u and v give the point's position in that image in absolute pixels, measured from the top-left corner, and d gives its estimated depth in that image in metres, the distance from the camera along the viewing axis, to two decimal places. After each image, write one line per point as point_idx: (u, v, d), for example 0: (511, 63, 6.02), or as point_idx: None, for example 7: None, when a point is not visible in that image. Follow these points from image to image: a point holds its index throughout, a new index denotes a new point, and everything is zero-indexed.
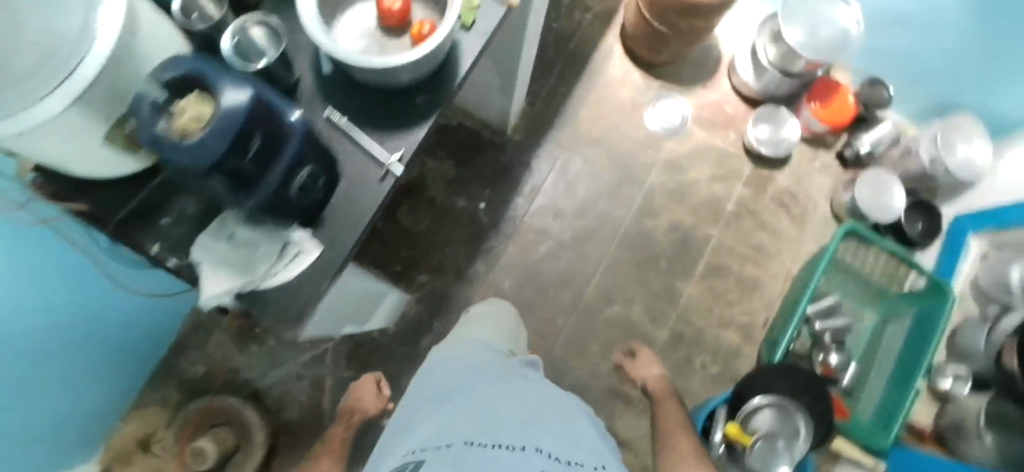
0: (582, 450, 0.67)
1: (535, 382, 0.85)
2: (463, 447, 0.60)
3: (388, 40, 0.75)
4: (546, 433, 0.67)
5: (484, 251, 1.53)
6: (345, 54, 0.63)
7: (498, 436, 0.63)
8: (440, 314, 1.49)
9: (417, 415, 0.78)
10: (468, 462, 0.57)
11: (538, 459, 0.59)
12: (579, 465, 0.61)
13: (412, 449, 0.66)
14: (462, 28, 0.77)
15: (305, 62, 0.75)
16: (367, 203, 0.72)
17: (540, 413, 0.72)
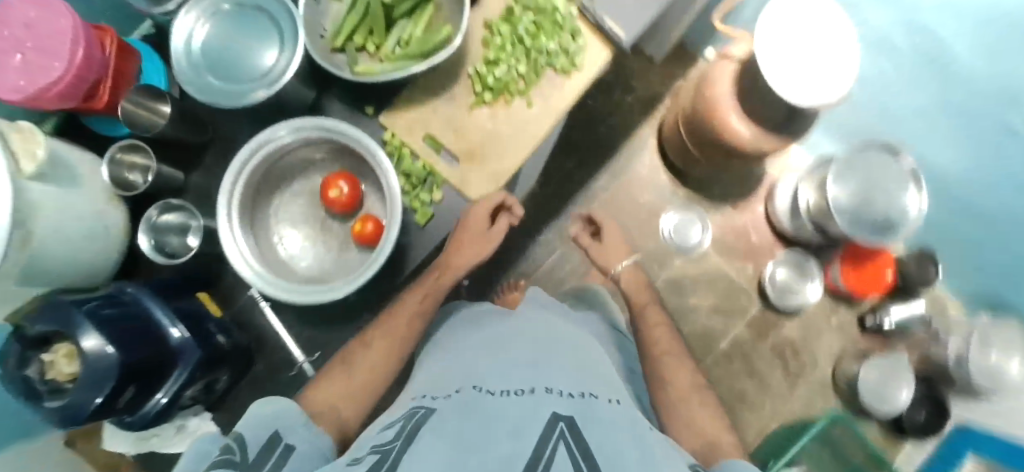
0: (596, 381, 0.51)
1: (566, 325, 0.70)
2: (475, 395, 0.44)
3: (331, 223, 0.70)
4: (564, 369, 0.51)
5: None
6: (265, 286, 0.58)
7: (513, 382, 0.47)
8: None
9: (427, 362, 0.64)
10: (474, 412, 0.40)
11: (557, 399, 0.42)
12: (594, 397, 0.45)
13: (419, 398, 0.50)
14: (417, 225, 0.71)
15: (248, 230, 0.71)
16: (274, 390, 0.77)
17: (563, 353, 0.56)
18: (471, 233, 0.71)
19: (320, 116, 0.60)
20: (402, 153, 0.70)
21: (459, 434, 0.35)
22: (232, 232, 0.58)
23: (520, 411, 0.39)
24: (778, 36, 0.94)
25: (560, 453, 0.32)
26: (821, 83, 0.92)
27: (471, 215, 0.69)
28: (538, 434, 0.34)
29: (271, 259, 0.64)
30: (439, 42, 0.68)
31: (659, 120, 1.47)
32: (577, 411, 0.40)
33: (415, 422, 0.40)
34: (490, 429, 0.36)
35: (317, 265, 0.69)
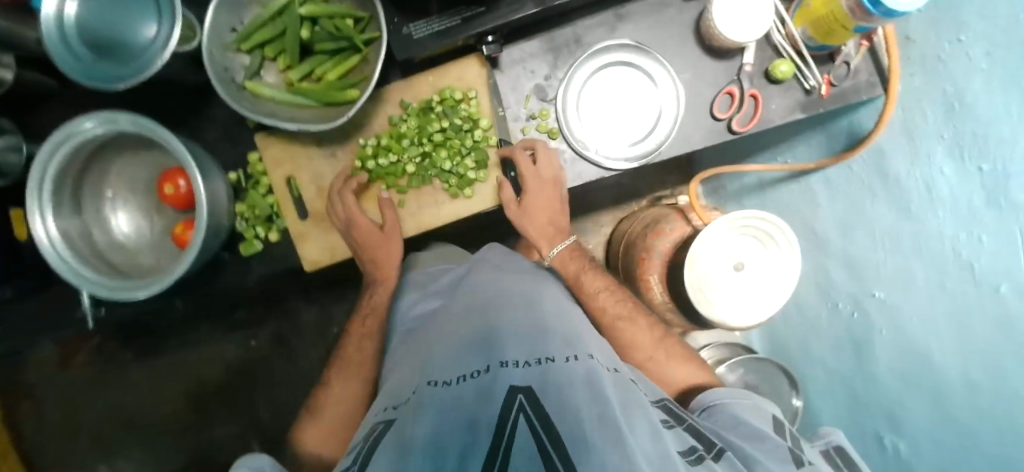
0: (556, 337, 0.54)
1: (539, 281, 0.71)
2: (431, 391, 0.48)
3: (169, 211, 0.70)
4: (519, 332, 0.54)
5: (319, 303, 1.38)
6: (52, 264, 0.58)
7: (470, 365, 0.50)
8: (227, 332, 1.40)
9: (399, 351, 0.67)
10: (429, 409, 0.45)
11: (515, 375, 0.46)
12: (551, 360, 0.49)
13: (379, 409, 0.53)
14: (241, 253, 0.70)
15: (114, 185, 0.68)
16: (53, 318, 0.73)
17: (525, 317, 0.58)
18: (371, 250, 0.64)
19: (150, 118, 0.58)
20: (260, 181, 0.68)
21: (421, 444, 0.41)
22: (38, 213, 0.57)
23: (480, 398, 0.44)
24: (715, 243, 0.91)
25: (519, 436, 0.39)
26: (736, 303, 0.89)
27: (365, 227, 0.63)
28: (499, 417, 0.41)
29: (85, 224, 0.64)
30: (339, 101, 0.63)
31: (623, 216, 1.29)
32: (536, 383, 0.45)
33: (375, 443, 0.46)
34: (456, 433, 0.41)
35: (137, 240, 0.68)
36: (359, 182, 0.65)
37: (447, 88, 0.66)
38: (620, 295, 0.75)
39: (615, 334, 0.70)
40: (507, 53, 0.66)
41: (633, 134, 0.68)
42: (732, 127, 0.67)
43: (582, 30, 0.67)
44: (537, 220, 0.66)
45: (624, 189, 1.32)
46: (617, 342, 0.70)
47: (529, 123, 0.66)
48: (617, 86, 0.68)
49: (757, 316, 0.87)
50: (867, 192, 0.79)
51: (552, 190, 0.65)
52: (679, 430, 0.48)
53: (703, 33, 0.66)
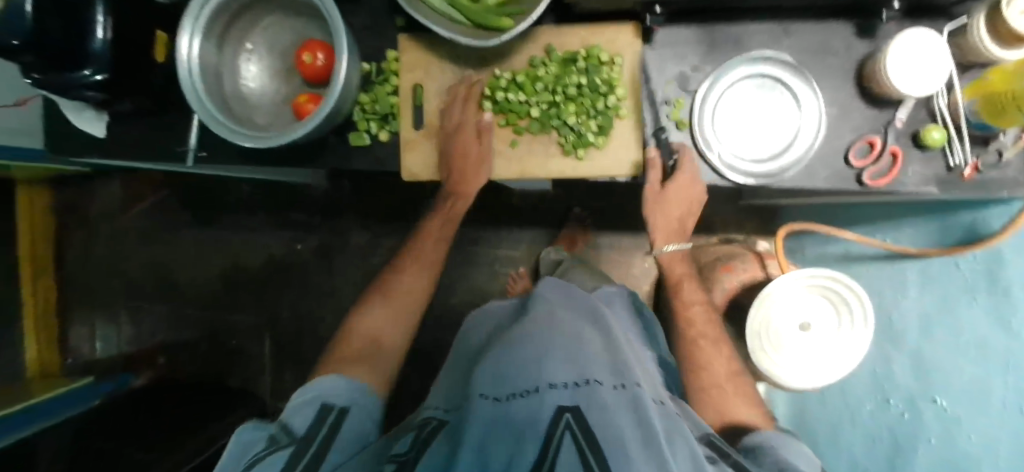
0: (605, 363, 0.58)
1: (601, 318, 0.73)
2: (481, 402, 0.53)
3: (297, 82, 0.71)
4: (569, 350, 0.59)
5: (369, 231, 1.41)
6: (184, 89, 0.60)
7: (520, 381, 0.54)
8: (279, 228, 1.45)
9: (459, 363, 0.77)
10: (477, 416, 0.50)
11: (563, 394, 0.51)
12: (598, 384, 0.53)
13: (435, 407, 0.65)
14: (348, 141, 0.69)
15: (259, 39, 0.70)
16: (157, 146, 0.76)
17: (576, 339, 0.62)
18: (463, 168, 0.67)
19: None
20: (388, 79, 0.69)
21: (472, 443, 0.47)
22: (188, 34, 0.60)
23: (526, 416, 0.49)
24: (783, 301, 0.89)
25: (565, 447, 0.45)
26: (799, 363, 0.88)
27: (465, 143, 0.66)
28: (546, 433, 0.47)
29: (220, 62, 0.66)
30: (491, 26, 0.64)
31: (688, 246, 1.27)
32: (583, 403, 0.50)
33: (434, 435, 0.56)
34: (507, 441, 0.47)
35: (258, 96, 0.71)
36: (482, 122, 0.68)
37: (595, 47, 0.65)
38: (711, 315, 0.81)
39: (694, 348, 0.78)
40: (664, 31, 0.66)
41: (759, 152, 0.66)
42: (861, 177, 0.65)
43: (746, 33, 0.65)
44: (668, 213, 0.71)
45: (697, 220, 1.30)
46: (692, 357, 0.77)
47: (662, 106, 0.67)
48: (761, 98, 0.66)
49: (824, 376, 0.86)
50: (965, 293, 0.79)
51: (693, 190, 0.67)
52: (721, 465, 0.53)
53: (865, 75, 0.64)
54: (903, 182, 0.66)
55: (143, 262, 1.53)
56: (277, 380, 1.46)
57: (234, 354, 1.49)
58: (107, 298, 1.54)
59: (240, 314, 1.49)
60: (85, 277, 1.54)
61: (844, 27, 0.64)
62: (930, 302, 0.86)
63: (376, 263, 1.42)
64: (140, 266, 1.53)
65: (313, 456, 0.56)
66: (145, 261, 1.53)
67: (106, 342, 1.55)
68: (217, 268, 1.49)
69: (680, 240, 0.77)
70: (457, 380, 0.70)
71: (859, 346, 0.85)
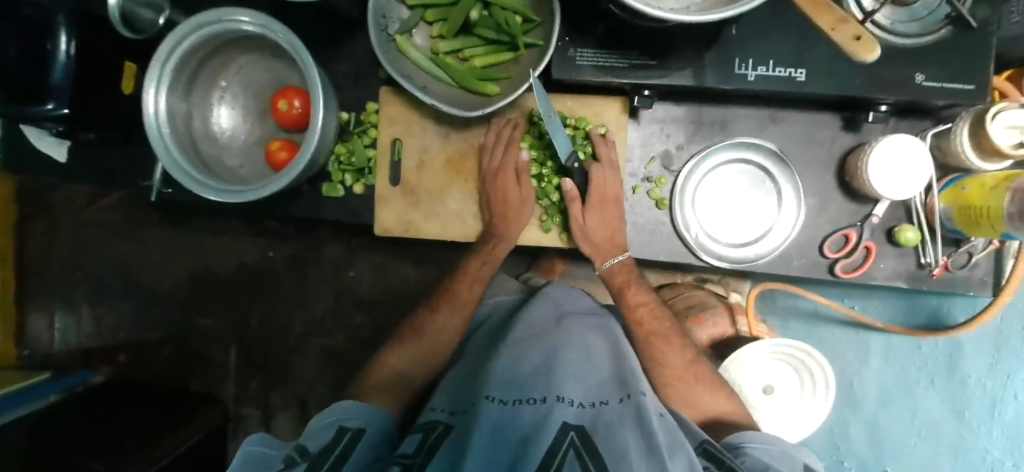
0: (609, 380, 0.57)
1: (612, 329, 0.70)
2: (488, 405, 0.50)
3: (272, 125, 0.69)
4: (576, 367, 0.57)
5: (346, 244, 1.39)
6: (149, 136, 0.58)
7: (527, 391, 0.53)
8: (253, 235, 1.42)
9: (470, 358, 0.70)
10: (483, 421, 0.48)
11: (569, 411, 0.49)
12: (604, 404, 0.52)
13: (436, 407, 0.59)
14: (321, 191, 0.67)
15: (234, 79, 0.68)
16: (123, 176, 0.74)
17: (581, 356, 0.60)
18: (505, 210, 0.63)
19: (299, 36, 0.56)
20: (366, 130, 0.67)
21: (478, 451, 0.44)
22: (154, 84, 0.57)
23: (532, 425, 0.47)
24: (753, 366, 0.88)
25: (568, 463, 0.43)
26: (779, 421, 0.88)
27: (506, 187, 0.63)
28: (550, 445, 0.44)
29: (190, 104, 0.64)
30: (477, 91, 0.62)
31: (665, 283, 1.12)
32: (588, 423, 0.48)
33: (441, 439, 0.51)
34: (517, 450, 0.45)
35: (231, 136, 0.68)
36: (518, 162, 0.64)
37: (583, 118, 0.65)
38: (658, 311, 0.74)
39: (647, 347, 0.72)
40: (652, 109, 0.65)
41: (736, 236, 0.66)
42: (834, 267, 0.65)
43: (732, 117, 0.65)
44: (595, 242, 0.64)
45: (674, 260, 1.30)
46: (650, 354, 0.71)
47: (643, 184, 0.66)
48: (743, 181, 0.66)
49: (788, 436, 0.87)
50: (924, 378, 0.85)
51: (613, 207, 0.63)
52: None
53: (846, 169, 0.64)
54: (874, 275, 0.67)
55: (108, 258, 1.48)
56: (243, 386, 1.44)
57: (199, 358, 1.46)
58: (70, 291, 1.49)
59: (208, 318, 1.46)
60: (46, 268, 1.49)
61: (829, 119, 0.65)
62: (888, 380, 0.88)
63: (350, 278, 1.40)
64: (105, 261, 1.48)
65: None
66: (111, 257, 1.48)
67: (65, 336, 1.50)
68: (186, 270, 1.46)
69: (619, 250, 0.64)
70: (461, 376, 0.65)
71: (818, 414, 0.86)
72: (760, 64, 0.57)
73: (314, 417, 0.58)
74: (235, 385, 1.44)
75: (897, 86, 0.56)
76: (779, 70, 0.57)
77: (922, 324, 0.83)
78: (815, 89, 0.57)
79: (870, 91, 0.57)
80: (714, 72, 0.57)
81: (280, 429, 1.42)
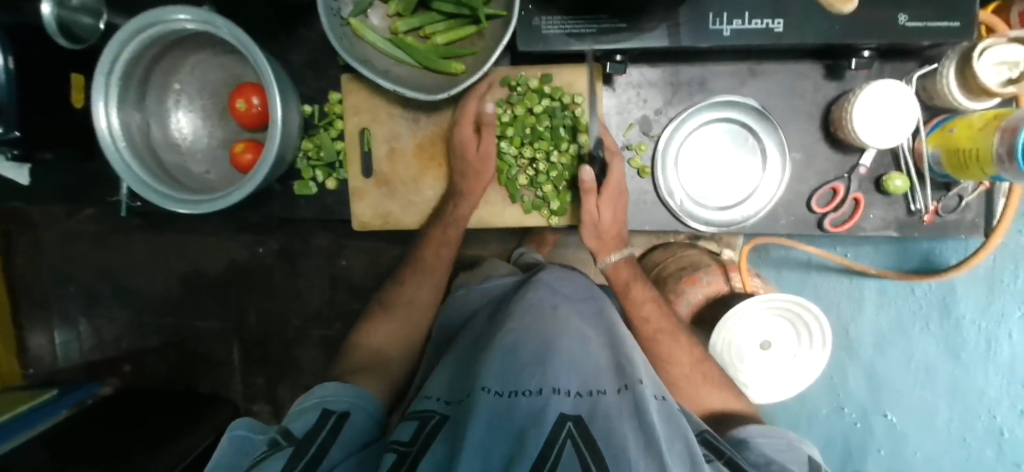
0: (607, 368, 0.56)
1: (607, 315, 0.70)
2: (483, 397, 0.50)
3: (233, 126, 0.66)
4: (573, 355, 0.57)
5: (333, 234, 1.36)
6: (106, 153, 0.56)
7: (523, 380, 0.52)
8: (239, 233, 1.40)
9: (465, 344, 0.69)
10: (480, 413, 0.47)
11: (566, 402, 0.49)
12: (601, 393, 0.51)
13: (432, 394, 0.59)
14: (293, 190, 0.65)
15: (188, 82, 0.65)
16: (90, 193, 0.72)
17: (577, 343, 0.60)
18: (469, 166, 0.59)
19: (245, 31, 0.52)
20: (332, 122, 0.64)
21: (474, 446, 0.44)
22: (102, 102, 0.55)
23: (529, 418, 0.47)
24: (748, 323, 0.86)
25: (566, 456, 0.43)
26: (767, 383, 0.88)
27: (464, 140, 0.59)
28: (546, 437, 0.44)
29: (145, 114, 0.61)
30: (442, 70, 0.60)
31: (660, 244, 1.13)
32: (585, 413, 0.48)
33: (439, 429, 0.51)
34: (515, 442, 0.45)
35: (194, 141, 0.65)
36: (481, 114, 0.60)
37: (558, 88, 0.61)
38: (663, 308, 0.75)
39: (653, 346, 0.73)
40: (627, 74, 0.62)
41: (722, 198, 0.65)
42: (822, 223, 0.64)
43: (710, 75, 0.63)
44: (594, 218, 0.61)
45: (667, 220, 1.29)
46: (657, 353, 0.73)
47: (622, 153, 0.64)
48: (725, 141, 0.64)
49: (774, 394, 0.88)
50: (920, 318, 0.84)
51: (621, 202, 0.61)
52: (717, 466, 0.49)
53: (832, 121, 0.62)
54: (863, 226, 0.66)
55: (98, 270, 1.47)
56: (250, 382, 1.46)
57: (202, 360, 1.47)
58: (64, 306, 1.49)
59: (205, 320, 1.46)
60: (36, 285, 1.48)
61: (811, 68, 0.62)
62: (885, 322, 0.88)
63: (342, 267, 1.38)
64: (94, 273, 1.47)
65: (314, 456, 0.50)
66: (99, 268, 1.47)
67: (67, 350, 1.51)
68: (177, 275, 1.45)
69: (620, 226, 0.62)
70: (456, 366, 0.64)
71: (814, 370, 0.87)
72: (735, 17, 0.54)
73: (299, 398, 0.61)
74: (243, 382, 1.46)
75: (880, 29, 0.53)
76: (755, 22, 0.55)
77: (913, 268, 0.82)
78: (792, 41, 0.55)
79: (850, 38, 0.54)
80: (688, 30, 0.55)
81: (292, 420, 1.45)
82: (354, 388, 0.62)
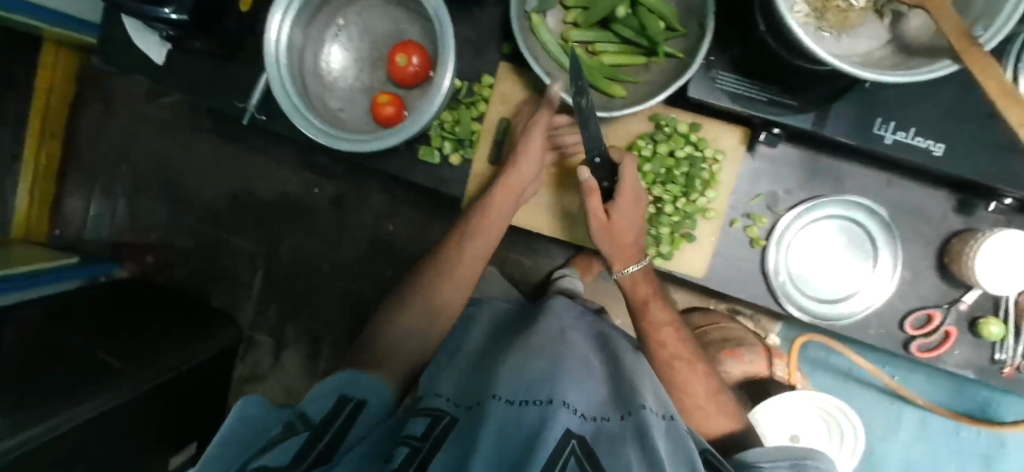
0: (610, 397, 0.52)
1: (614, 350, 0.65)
2: (493, 403, 0.46)
3: (378, 73, 0.67)
4: (581, 376, 0.53)
5: (390, 197, 1.38)
6: (266, 62, 0.57)
7: (531, 391, 0.47)
8: (301, 168, 1.42)
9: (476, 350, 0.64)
10: (489, 418, 0.43)
11: (573, 418, 0.45)
12: (606, 420, 0.47)
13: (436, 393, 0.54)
14: (416, 152, 0.66)
15: (354, 21, 0.66)
16: (215, 92, 0.72)
17: (586, 370, 0.56)
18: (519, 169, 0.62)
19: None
20: (476, 102, 0.66)
21: (485, 449, 0.39)
22: (279, 12, 0.57)
23: (537, 423, 0.43)
24: (784, 412, 0.86)
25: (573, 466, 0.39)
26: None
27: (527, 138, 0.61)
28: (552, 442, 0.40)
29: (306, 40, 0.63)
30: (599, 86, 0.61)
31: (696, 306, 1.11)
32: (591, 434, 0.44)
33: (443, 431, 0.46)
34: (523, 450, 0.40)
35: (338, 77, 0.66)
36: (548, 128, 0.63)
37: (705, 138, 0.61)
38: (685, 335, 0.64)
39: (666, 371, 0.61)
40: (773, 147, 0.62)
41: (823, 289, 0.65)
42: (909, 344, 0.65)
43: (850, 173, 0.63)
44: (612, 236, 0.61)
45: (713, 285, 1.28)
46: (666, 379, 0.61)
47: (742, 218, 0.64)
48: (842, 239, 0.65)
49: None
50: (953, 463, 0.90)
51: (638, 205, 0.59)
52: None
53: (949, 252, 0.62)
54: (945, 360, 0.66)
55: (155, 159, 1.48)
56: (261, 311, 1.46)
57: (223, 275, 1.48)
58: (109, 182, 1.50)
59: (240, 239, 1.47)
60: (90, 154, 1.49)
61: (943, 197, 0.62)
62: (918, 454, 0.90)
63: (388, 231, 1.39)
64: (151, 160, 1.49)
65: (331, 442, 0.44)
66: (156, 157, 1.48)
67: (96, 223, 1.51)
68: (228, 188, 1.46)
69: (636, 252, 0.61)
70: (467, 368, 0.59)
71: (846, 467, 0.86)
72: (900, 129, 0.55)
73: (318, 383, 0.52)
74: (254, 309, 1.46)
75: None
76: (918, 140, 0.55)
77: (966, 412, 0.87)
78: (946, 167, 0.56)
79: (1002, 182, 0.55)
80: (852, 128, 0.56)
81: (289, 361, 1.45)
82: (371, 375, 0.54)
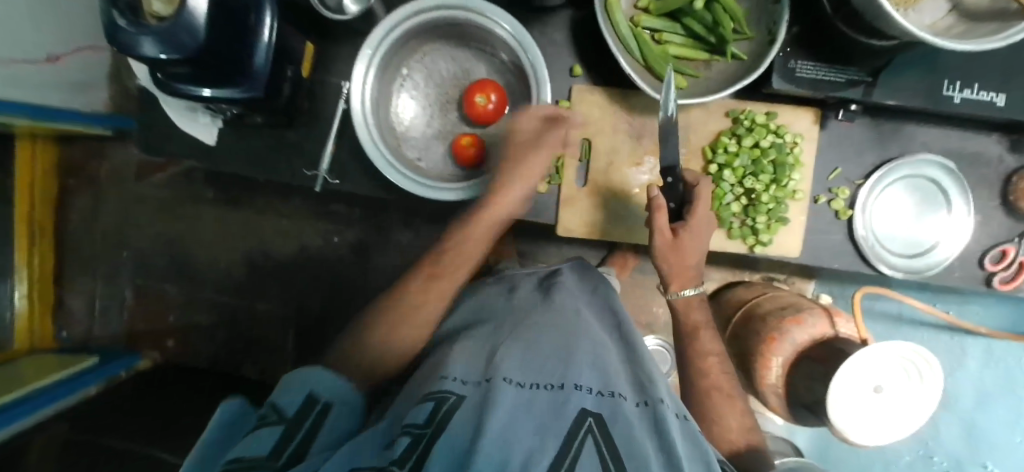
0: (624, 375, 0.44)
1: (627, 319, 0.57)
2: (504, 384, 0.37)
3: (450, 116, 0.67)
4: (595, 350, 0.44)
5: (415, 231, 1.35)
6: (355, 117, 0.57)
7: (543, 373, 0.40)
8: (316, 219, 1.37)
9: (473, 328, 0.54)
10: (500, 399, 0.34)
11: (588, 399, 0.37)
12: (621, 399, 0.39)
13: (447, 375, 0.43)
14: None
15: (421, 69, 0.65)
16: (275, 163, 0.70)
17: (599, 342, 0.47)
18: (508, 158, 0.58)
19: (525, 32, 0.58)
20: None
21: (495, 431, 0.31)
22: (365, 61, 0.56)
23: (549, 408, 0.35)
24: (870, 366, 0.81)
25: (587, 454, 0.31)
26: (862, 426, 0.82)
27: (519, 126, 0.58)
28: (565, 430, 0.33)
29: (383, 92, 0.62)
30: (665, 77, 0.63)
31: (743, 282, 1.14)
32: (608, 414, 0.35)
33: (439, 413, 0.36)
34: (536, 430, 0.32)
35: (410, 127, 0.65)
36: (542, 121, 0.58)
37: (784, 125, 0.65)
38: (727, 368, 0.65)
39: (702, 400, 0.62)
40: (851, 122, 0.66)
41: (908, 244, 0.69)
42: (990, 280, 0.69)
43: (918, 134, 0.67)
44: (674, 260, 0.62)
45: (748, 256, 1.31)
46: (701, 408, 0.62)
47: (826, 194, 0.67)
48: (918, 195, 0.69)
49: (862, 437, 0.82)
50: None
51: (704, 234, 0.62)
52: None
53: (1013, 189, 0.66)
54: None
55: (159, 237, 1.41)
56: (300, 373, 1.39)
57: (252, 343, 1.41)
58: (112, 270, 1.42)
59: (264, 303, 1.41)
60: (86, 245, 1.41)
61: (996, 141, 0.67)
62: (988, 379, 0.96)
63: None
64: (154, 239, 1.41)
65: (306, 439, 0.38)
66: (159, 235, 1.41)
67: (106, 316, 1.42)
68: (243, 253, 1.40)
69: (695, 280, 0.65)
70: (470, 346, 0.49)
71: (929, 404, 0.85)
72: (966, 86, 0.59)
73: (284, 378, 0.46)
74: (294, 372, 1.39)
75: None
76: (984, 93, 0.59)
77: None
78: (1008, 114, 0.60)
79: None
80: (922, 92, 0.59)
81: None
82: (333, 376, 0.46)
